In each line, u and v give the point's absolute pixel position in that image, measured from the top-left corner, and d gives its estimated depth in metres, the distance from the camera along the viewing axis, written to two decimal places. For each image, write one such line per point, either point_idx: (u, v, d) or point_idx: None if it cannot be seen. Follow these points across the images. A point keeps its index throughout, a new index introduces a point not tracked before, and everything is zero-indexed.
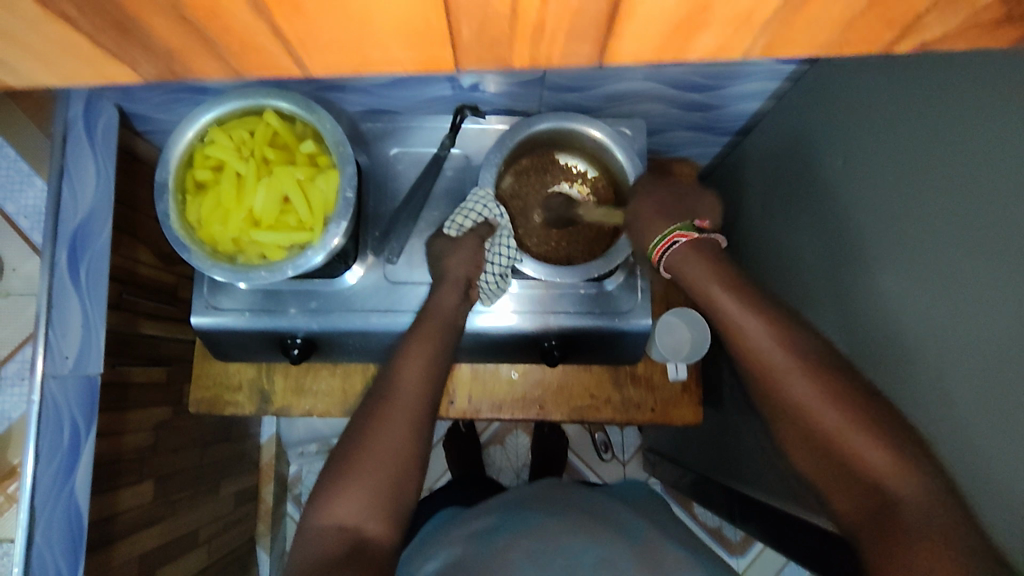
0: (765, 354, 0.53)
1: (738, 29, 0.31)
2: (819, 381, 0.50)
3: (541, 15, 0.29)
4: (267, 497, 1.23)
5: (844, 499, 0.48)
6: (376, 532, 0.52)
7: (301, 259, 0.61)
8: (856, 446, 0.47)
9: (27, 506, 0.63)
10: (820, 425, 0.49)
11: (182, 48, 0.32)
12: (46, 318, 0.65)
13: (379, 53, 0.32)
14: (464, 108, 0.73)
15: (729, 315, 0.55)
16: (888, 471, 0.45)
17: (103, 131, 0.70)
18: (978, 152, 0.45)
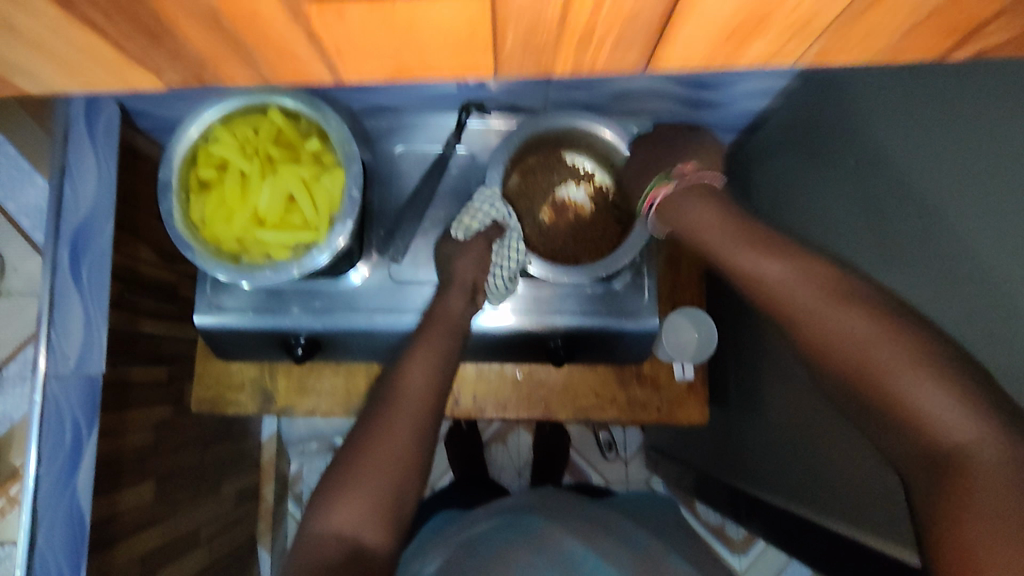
0: (805, 299, 0.49)
1: (794, 33, 0.36)
2: (865, 324, 0.46)
3: None
4: (268, 496, 1.22)
5: (901, 446, 0.44)
6: (377, 540, 0.52)
7: (306, 258, 0.60)
8: (903, 388, 0.43)
9: (29, 506, 0.62)
10: (862, 369, 0.46)
11: (209, 48, 0.34)
12: (49, 316, 0.63)
13: None
14: (470, 105, 0.72)
15: (767, 267, 0.52)
16: (946, 410, 0.42)
17: (105, 128, 0.70)
18: (995, 157, 0.44)
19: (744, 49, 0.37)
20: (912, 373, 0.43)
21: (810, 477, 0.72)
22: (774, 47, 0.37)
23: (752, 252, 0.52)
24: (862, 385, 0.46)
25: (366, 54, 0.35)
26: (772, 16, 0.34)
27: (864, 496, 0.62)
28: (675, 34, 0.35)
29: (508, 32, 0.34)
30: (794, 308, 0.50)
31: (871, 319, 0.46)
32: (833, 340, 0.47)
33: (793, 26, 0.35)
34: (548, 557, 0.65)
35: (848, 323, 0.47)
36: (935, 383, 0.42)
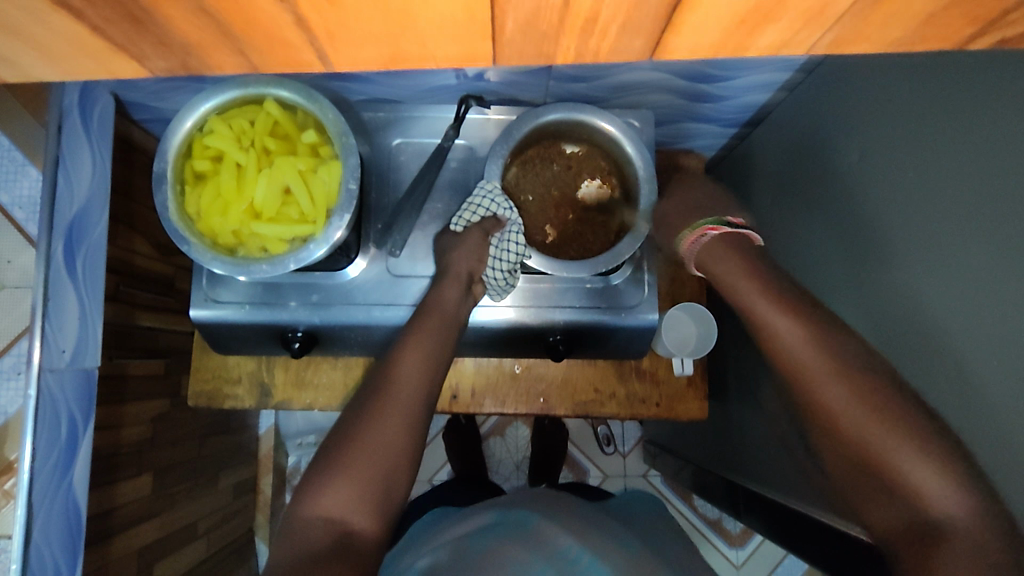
0: (811, 365, 0.51)
1: (810, 23, 0.29)
2: (866, 394, 0.48)
3: (596, 8, 0.28)
4: (267, 488, 1.24)
5: (883, 511, 0.47)
6: (365, 525, 0.52)
7: (303, 252, 0.60)
8: (898, 458, 0.45)
9: (25, 501, 0.61)
10: (861, 440, 0.47)
11: (210, 44, 0.30)
12: (43, 309, 0.63)
13: (417, 49, 0.31)
14: (469, 97, 0.71)
15: (779, 323, 0.54)
16: (936, 486, 0.43)
17: (98, 120, 0.68)
18: (995, 152, 0.43)
19: (749, 43, 0.31)
20: (909, 449, 0.45)
21: (807, 471, 0.71)
22: (787, 37, 0.31)
23: (773, 313, 0.55)
24: (854, 452, 0.48)
25: (363, 40, 0.30)
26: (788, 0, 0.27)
27: None
28: (679, 21, 0.29)
29: (507, 15, 0.29)
30: (801, 371, 0.52)
31: (872, 393, 0.48)
32: (830, 407, 0.49)
33: (808, 15, 0.29)
34: (543, 553, 0.65)
35: (849, 394, 0.49)
36: (923, 458, 0.44)
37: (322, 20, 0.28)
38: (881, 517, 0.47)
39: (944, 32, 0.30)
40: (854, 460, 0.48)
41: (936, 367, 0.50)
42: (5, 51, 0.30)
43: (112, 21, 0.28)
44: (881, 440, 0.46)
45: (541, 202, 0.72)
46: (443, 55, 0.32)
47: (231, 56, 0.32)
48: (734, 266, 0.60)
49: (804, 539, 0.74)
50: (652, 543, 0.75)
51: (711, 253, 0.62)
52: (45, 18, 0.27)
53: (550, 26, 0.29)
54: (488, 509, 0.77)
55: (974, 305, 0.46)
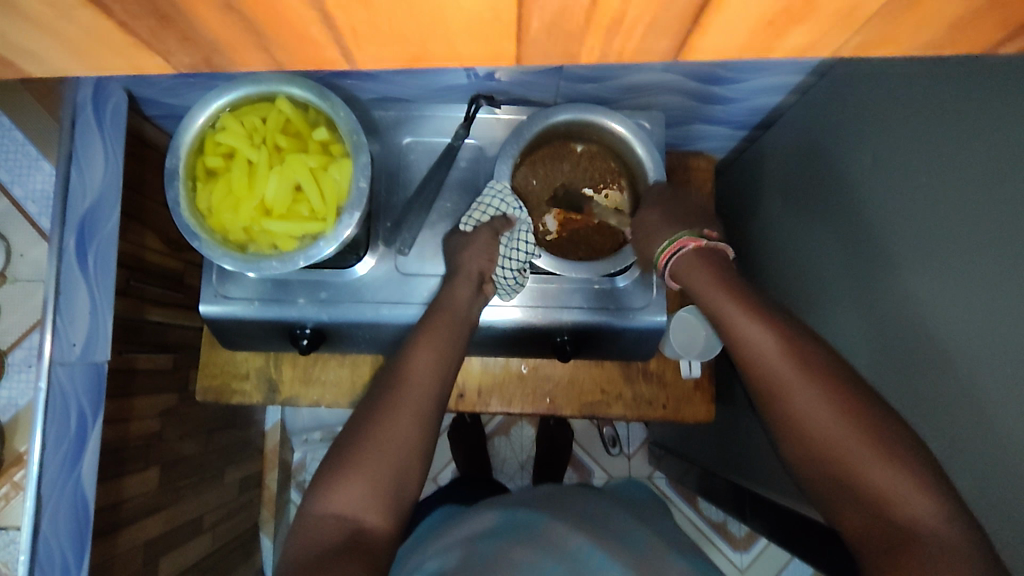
0: (777, 374, 0.52)
1: (838, 25, 0.29)
2: (832, 397, 0.49)
3: (624, 7, 0.28)
4: (272, 484, 1.22)
5: (850, 514, 0.47)
6: (376, 523, 0.52)
7: (313, 249, 0.60)
8: (861, 463, 0.46)
9: (33, 493, 0.62)
10: (821, 443, 0.48)
11: (231, 40, 0.30)
12: (54, 304, 0.64)
13: (443, 48, 0.31)
14: (480, 96, 0.71)
15: (742, 325, 0.55)
16: (898, 491, 0.45)
17: (111, 115, 0.69)
18: (1007, 158, 0.43)
19: (775, 44, 0.31)
20: (874, 456, 0.46)
21: None
22: (815, 39, 0.31)
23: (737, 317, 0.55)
24: (818, 457, 0.49)
25: (387, 38, 0.30)
26: (817, 0, 0.27)
27: None
28: (706, 21, 0.29)
29: (533, 14, 0.28)
30: (764, 375, 0.52)
31: (842, 397, 0.49)
32: (800, 417, 0.50)
33: (838, 17, 0.28)
34: (549, 552, 0.65)
35: (817, 401, 0.49)
36: (887, 466, 0.45)
37: (342, 14, 0.28)
38: (845, 521, 0.48)
39: (967, 37, 0.29)
40: (819, 467, 0.49)
41: (945, 372, 0.50)
42: (25, 43, 0.30)
43: (137, 16, 0.28)
44: (847, 444, 0.47)
45: (547, 202, 0.71)
46: (468, 53, 0.32)
47: (254, 53, 0.32)
48: (708, 278, 0.58)
49: (808, 544, 0.74)
50: (664, 536, 0.75)
51: (689, 263, 0.60)
52: (72, 12, 0.28)
53: (577, 28, 0.30)
54: (494, 509, 0.77)
55: (984, 312, 0.45)
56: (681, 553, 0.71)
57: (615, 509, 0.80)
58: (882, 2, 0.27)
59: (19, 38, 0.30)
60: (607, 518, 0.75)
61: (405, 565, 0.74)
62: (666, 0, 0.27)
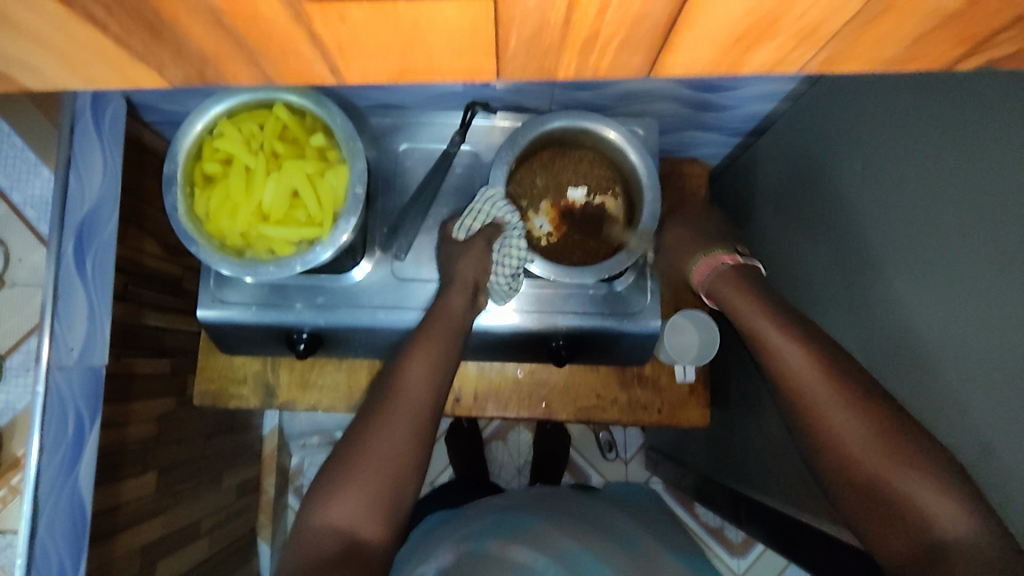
0: (815, 396, 0.51)
1: (803, 42, 0.30)
2: (869, 418, 0.48)
3: (596, 27, 0.29)
4: (270, 489, 1.23)
5: (893, 539, 0.46)
6: (373, 533, 0.52)
7: (310, 255, 0.61)
8: (898, 477, 0.46)
9: (30, 497, 0.62)
10: (859, 460, 0.48)
11: (224, 53, 0.31)
12: (53, 309, 0.63)
13: (424, 62, 0.32)
14: (475, 104, 0.73)
15: (781, 347, 0.54)
16: (938, 507, 0.44)
17: (109, 122, 0.69)
18: (992, 168, 0.44)
19: (745, 61, 0.32)
20: (915, 476, 0.45)
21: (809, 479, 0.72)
22: (783, 56, 0.31)
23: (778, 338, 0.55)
24: (857, 481, 0.48)
25: (372, 54, 0.31)
26: (782, 19, 0.28)
27: None
28: (676, 38, 0.30)
29: (511, 31, 0.29)
30: (799, 394, 0.52)
31: (875, 415, 0.48)
32: (833, 432, 0.49)
33: (800, 32, 0.29)
34: (545, 553, 0.66)
35: (854, 420, 0.49)
36: (925, 479, 0.45)
37: (329, 31, 0.29)
38: (887, 547, 0.46)
39: (928, 52, 0.30)
40: (859, 491, 0.48)
41: (933, 376, 0.50)
42: (25, 57, 0.31)
43: (133, 31, 0.29)
44: (888, 463, 0.46)
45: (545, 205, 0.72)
46: (449, 69, 0.33)
47: (247, 67, 0.32)
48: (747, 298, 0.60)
49: (805, 544, 0.74)
50: (660, 538, 0.76)
51: (725, 278, 0.63)
52: (66, 25, 0.28)
53: (554, 42, 0.30)
54: (487, 512, 0.78)
55: (970, 319, 0.46)
56: (678, 554, 0.71)
57: (610, 510, 0.80)
58: (844, 20, 0.28)
59: (16, 50, 0.30)
60: (602, 519, 0.76)
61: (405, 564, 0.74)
62: (637, 17, 0.28)
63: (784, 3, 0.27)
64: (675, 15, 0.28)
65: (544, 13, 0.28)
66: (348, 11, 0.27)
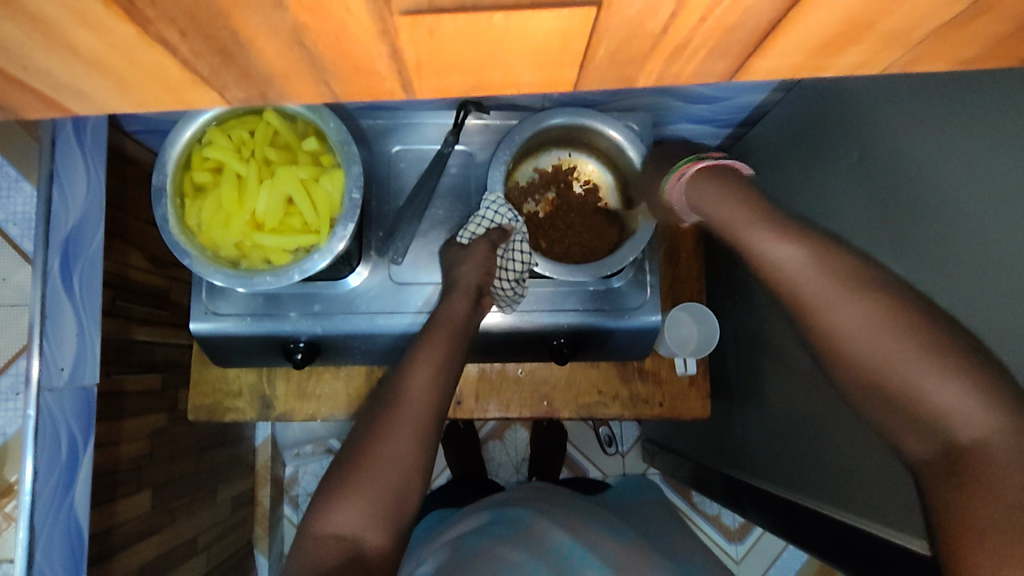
0: (815, 293, 0.45)
1: (891, 46, 0.28)
2: (893, 319, 0.42)
3: (691, 34, 0.27)
4: (264, 500, 1.21)
5: (910, 439, 0.41)
6: (375, 542, 0.51)
7: (307, 262, 0.59)
8: (914, 375, 0.40)
9: (26, 525, 0.59)
10: (871, 360, 0.42)
11: (289, 74, 0.28)
12: (41, 328, 0.61)
13: (501, 76, 0.30)
14: (468, 103, 0.70)
15: (773, 252, 0.48)
16: (958, 406, 0.38)
17: (92, 133, 0.66)
18: (999, 160, 0.44)
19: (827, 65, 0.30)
20: (936, 372, 0.39)
21: (814, 463, 0.72)
22: (867, 61, 0.29)
23: (768, 241, 0.49)
24: (873, 381, 0.42)
25: (449, 72, 0.29)
26: (880, 22, 0.26)
27: (865, 489, 0.63)
28: (769, 43, 0.28)
29: (600, 43, 0.27)
30: (799, 297, 0.46)
31: (889, 308, 0.42)
32: (841, 331, 0.43)
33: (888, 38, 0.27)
34: (533, 553, 0.66)
35: (858, 311, 0.43)
36: (947, 378, 0.38)
37: (413, 49, 0.27)
38: (912, 451, 0.40)
39: (1002, 52, 0.28)
40: (875, 393, 0.42)
41: None
42: (65, 83, 0.28)
43: (198, 53, 0.27)
44: (892, 356, 0.41)
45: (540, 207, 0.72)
46: (526, 81, 0.30)
47: (312, 86, 0.30)
48: (725, 204, 0.53)
49: (811, 535, 0.74)
50: (651, 543, 0.75)
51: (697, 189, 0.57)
52: (125, 49, 0.26)
53: (640, 52, 0.28)
54: (477, 509, 0.79)
55: (980, 308, 0.47)
56: (665, 556, 0.73)
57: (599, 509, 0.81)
58: (941, 22, 0.26)
59: (57, 76, 0.27)
60: (594, 514, 0.77)
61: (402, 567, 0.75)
62: (734, 24, 0.26)
63: (887, 3, 0.25)
64: (758, 39, 0.27)
65: (640, 22, 0.26)
66: (440, 25, 0.25)
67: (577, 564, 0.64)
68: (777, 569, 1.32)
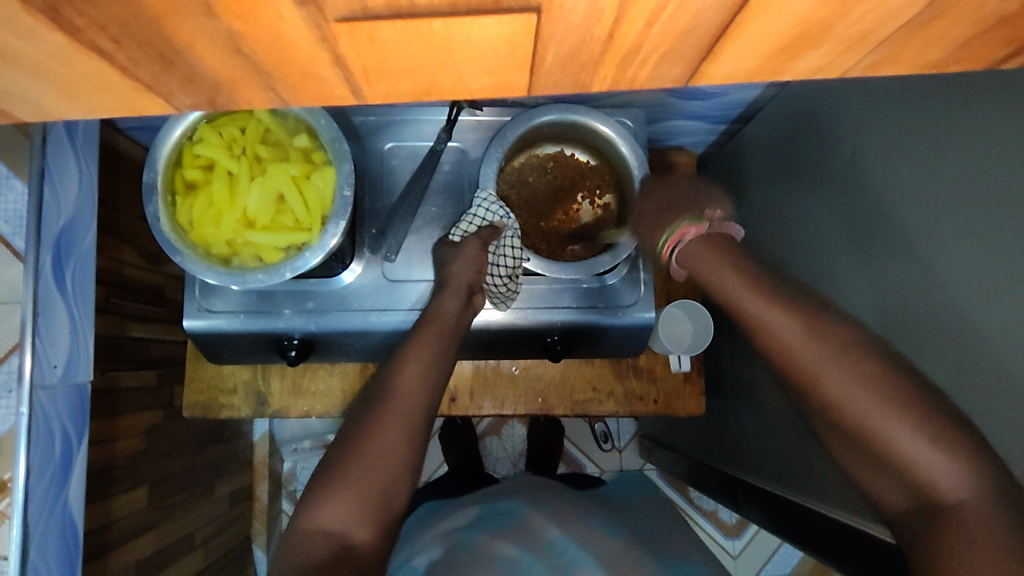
0: (802, 351, 0.50)
1: (852, 47, 0.27)
2: (868, 379, 0.46)
3: (641, 38, 0.26)
4: (262, 495, 1.22)
5: (892, 491, 0.46)
6: (364, 539, 0.51)
7: (298, 260, 0.59)
8: (899, 437, 0.44)
9: (20, 522, 0.59)
10: (854, 419, 0.46)
11: (235, 79, 0.28)
12: (34, 326, 0.61)
13: (452, 81, 0.29)
14: (461, 99, 0.70)
15: (766, 314, 0.52)
16: (936, 466, 0.43)
17: (83, 133, 0.67)
18: (994, 158, 0.44)
19: (788, 69, 0.29)
20: (914, 434, 0.44)
21: (808, 461, 0.72)
22: (827, 63, 0.29)
23: (757, 300, 0.53)
24: (863, 441, 0.46)
25: (396, 76, 0.28)
26: (834, 26, 0.26)
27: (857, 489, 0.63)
28: (720, 50, 0.27)
29: (548, 47, 0.27)
30: (789, 355, 0.50)
31: (865, 371, 0.47)
32: (828, 391, 0.48)
33: (849, 42, 0.27)
34: (528, 548, 0.66)
35: (847, 379, 0.47)
36: (924, 439, 0.44)
37: (356, 55, 0.27)
38: (893, 501, 0.46)
39: (976, 53, 0.28)
40: (860, 449, 0.47)
41: (937, 363, 0.51)
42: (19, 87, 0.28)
43: (137, 61, 0.27)
44: (881, 426, 0.45)
45: (534, 189, 0.72)
46: (477, 87, 0.30)
47: (260, 91, 0.30)
48: (723, 266, 0.56)
49: (807, 533, 0.74)
50: (646, 542, 0.74)
51: (695, 251, 0.58)
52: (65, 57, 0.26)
53: (592, 58, 0.28)
54: (474, 501, 0.79)
55: (976, 307, 0.47)
56: (659, 557, 0.71)
57: (587, 505, 0.80)
58: (901, 24, 0.26)
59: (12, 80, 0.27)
60: (593, 511, 0.77)
61: (396, 555, 0.75)
62: (686, 28, 0.26)
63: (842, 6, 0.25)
64: (710, 47, 0.27)
65: (587, 28, 0.26)
66: (380, 32, 0.25)
67: (573, 563, 0.64)
68: (774, 564, 1.33)
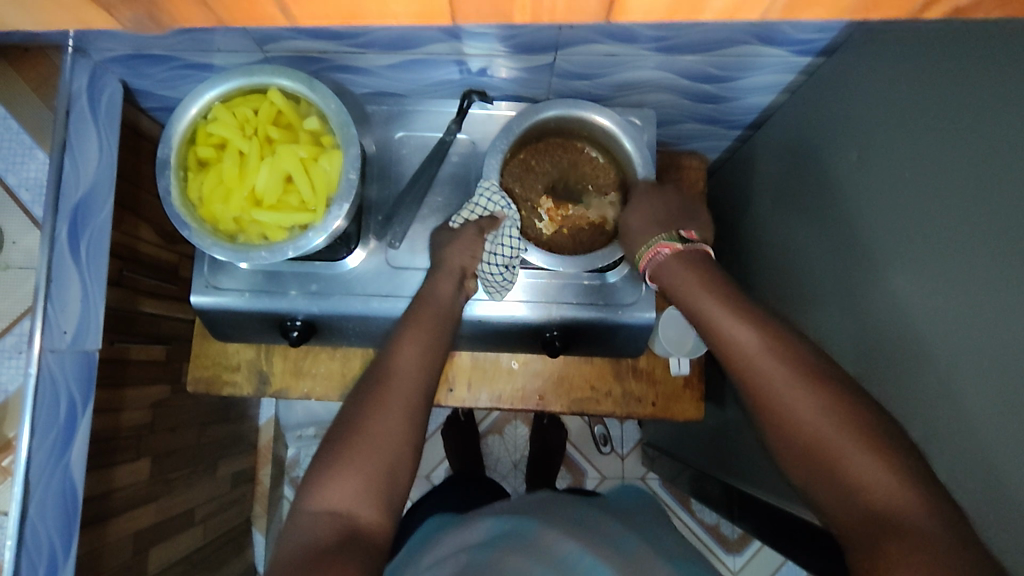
0: (763, 366, 0.53)
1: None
2: (821, 399, 0.50)
3: None
4: (265, 479, 1.24)
5: (836, 508, 0.47)
6: (353, 518, 0.51)
7: (301, 240, 0.61)
8: (844, 452, 0.47)
9: (22, 480, 0.61)
10: (805, 431, 0.49)
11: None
12: (46, 291, 0.63)
13: (374, 7, 0.38)
14: (473, 92, 0.73)
15: (735, 331, 0.56)
16: (877, 478, 0.45)
17: (106, 105, 0.70)
18: (1004, 157, 0.43)
19: (701, 6, 0.37)
20: (861, 448, 0.46)
21: None
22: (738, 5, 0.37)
23: (729, 317, 0.57)
24: (811, 454, 0.49)
25: None
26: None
27: None
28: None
29: None
30: (752, 370, 0.54)
31: (822, 388, 0.50)
32: (783, 401, 0.51)
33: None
34: (541, 561, 0.63)
35: (802, 395, 0.50)
36: (868, 455, 0.46)
37: None
38: (833, 516, 0.47)
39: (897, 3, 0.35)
40: (808, 463, 0.49)
41: (930, 368, 0.50)
42: None
43: None
44: (833, 439, 0.48)
45: (536, 175, 0.72)
46: (400, 15, 0.39)
47: (196, 10, 0.39)
48: (692, 278, 0.61)
49: (802, 549, 0.73)
50: (652, 543, 0.75)
51: (667, 268, 0.63)
52: None
53: None
54: (486, 516, 0.77)
55: (970, 309, 0.46)
56: (667, 558, 0.71)
57: (594, 513, 0.80)
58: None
59: None
60: (593, 522, 0.76)
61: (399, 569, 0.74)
62: None
63: None
64: None
65: None
66: None
67: None
68: None
